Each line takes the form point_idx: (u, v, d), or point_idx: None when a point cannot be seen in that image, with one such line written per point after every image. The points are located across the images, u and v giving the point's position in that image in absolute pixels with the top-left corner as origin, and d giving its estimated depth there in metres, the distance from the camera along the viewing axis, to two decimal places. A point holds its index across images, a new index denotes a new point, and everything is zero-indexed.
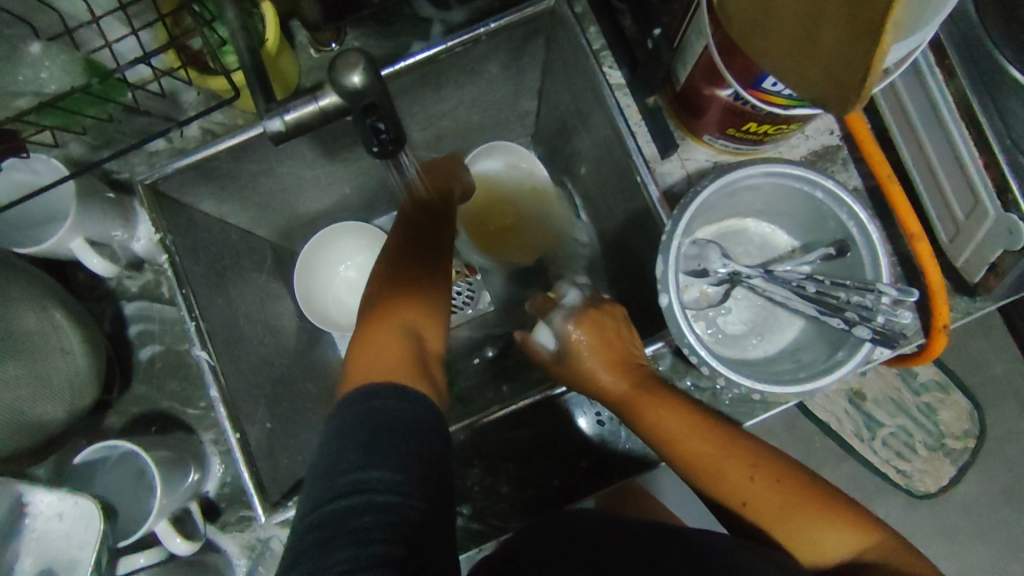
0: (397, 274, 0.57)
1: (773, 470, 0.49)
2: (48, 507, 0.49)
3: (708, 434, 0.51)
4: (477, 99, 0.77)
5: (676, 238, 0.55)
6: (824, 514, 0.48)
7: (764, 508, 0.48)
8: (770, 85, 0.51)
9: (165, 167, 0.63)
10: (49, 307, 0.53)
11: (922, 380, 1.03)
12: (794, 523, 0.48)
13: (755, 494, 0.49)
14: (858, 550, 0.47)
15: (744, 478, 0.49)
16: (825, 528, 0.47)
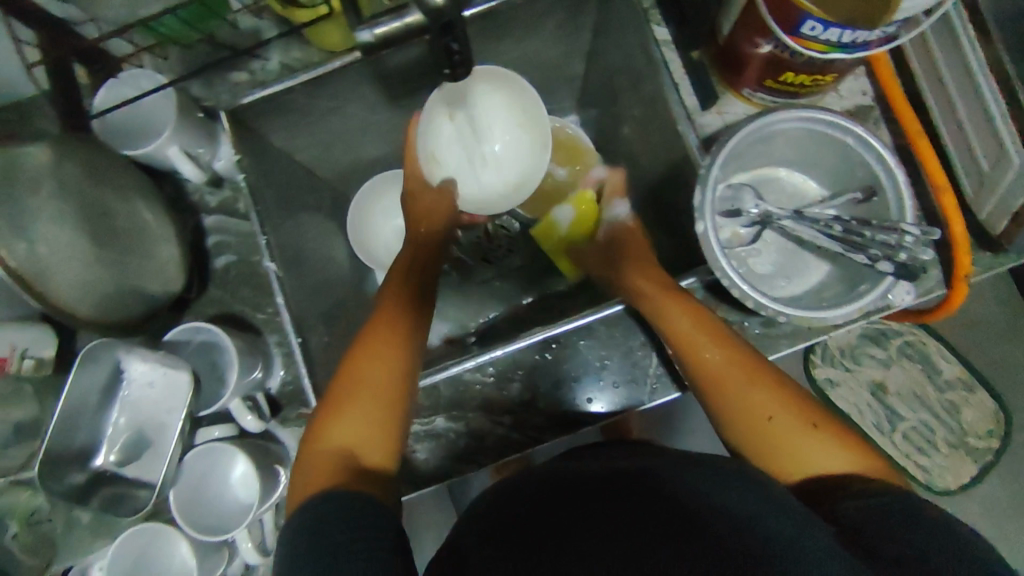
0: (354, 362, 0.55)
1: (778, 384, 0.53)
2: (141, 376, 0.58)
3: (719, 342, 0.56)
4: (531, 56, 0.83)
5: (713, 173, 0.60)
6: (818, 430, 0.50)
7: (766, 413, 0.51)
8: (807, 30, 0.54)
9: (242, 97, 0.69)
10: (141, 203, 0.58)
11: (947, 377, 1.03)
12: (790, 435, 0.50)
13: (756, 403, 0.52)
14: (848, 467, 0.48)
15: (753, 386, 0.53)
16: (815, 443, 0.49)
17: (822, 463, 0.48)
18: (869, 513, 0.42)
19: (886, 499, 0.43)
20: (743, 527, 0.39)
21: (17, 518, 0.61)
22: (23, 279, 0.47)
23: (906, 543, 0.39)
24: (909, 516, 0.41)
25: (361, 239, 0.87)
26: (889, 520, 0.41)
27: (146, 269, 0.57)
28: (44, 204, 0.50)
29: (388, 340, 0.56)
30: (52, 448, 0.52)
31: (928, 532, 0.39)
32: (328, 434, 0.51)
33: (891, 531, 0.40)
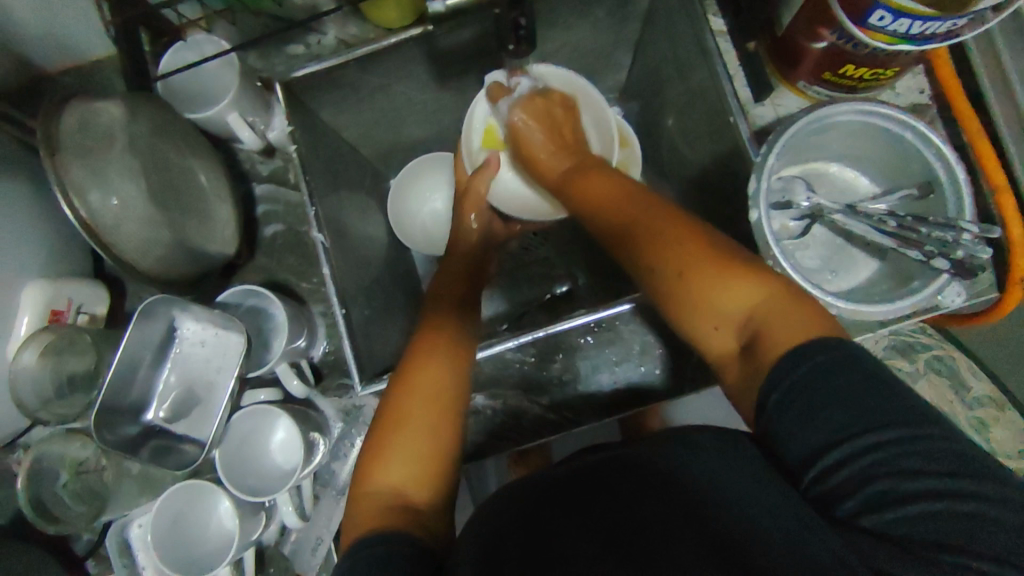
0: (398, 397, 0.51)
1: (696, 241, 0.47)
2: (193, 335, 0.61)
3: (636, 204, 0.52)
4: (581, 43, 0.82)
5: (771, 160, 0.59)
6: (734, 277, 0.44)
7: (679, 273, 0.46)
8: (876, 20, 0.54)
9: (292, 71, 0.68)
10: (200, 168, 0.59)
11: (975, 394, 0.82)
12: (693, 283, 0.45)
13: (671, 265, 0.47)
14: (751, 310, 0.43)
15: (670, 247, 0.47)
16: (727, 295, 0.44)
17: (738, 316, 0.44)
18: (793, 421, 0.38)
19: (807, 372, 0.38)
20: (742, 510, 0.38)
21: (66, 467, 0.65)
22: (91, 228, 0.49)
23: (833, 437, 0.36)
24: (835, 393, 0.36)
25: (400, 213, 0.88)
26: (803, 407, 0.37)
27: (204, 230, 0.59)
28: (116, 160, 0.52)
29: (435, 376, 0.52)
30: (108, 398, 0.55)
31: (851, 410, 0.36)
32: (377, 475, 0.47)
33: (823, 417, 0.37)
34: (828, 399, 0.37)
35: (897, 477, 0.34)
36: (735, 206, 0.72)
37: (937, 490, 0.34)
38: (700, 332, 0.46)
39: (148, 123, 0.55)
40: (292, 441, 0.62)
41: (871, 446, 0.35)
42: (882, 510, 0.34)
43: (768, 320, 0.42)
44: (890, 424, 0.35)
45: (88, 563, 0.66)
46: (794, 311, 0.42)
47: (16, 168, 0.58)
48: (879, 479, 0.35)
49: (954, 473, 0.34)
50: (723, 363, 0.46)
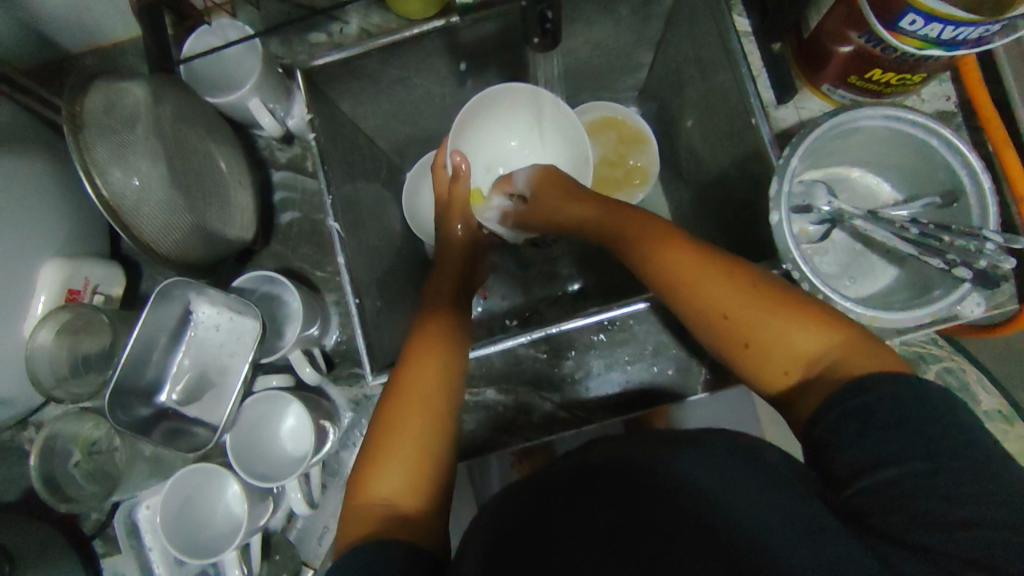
0: (389, 408, 0.51)
1: (751, 283, 0.48)
2: (208, 320, 0.62)
3: (675, 245, 0.52)
4: (603, 41, 0.81)
5: (793, 164, 0.59)
6: (795, 317, 0.46)
7: (736, 316, 0.47)
8: (906, 25, 0.53)
9: (312, 60, 0.67)
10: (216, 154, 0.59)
11: (984, 408, 0.79)
12: (760, 324, 0.46)
13: (726, 306, 0.48)
14: (830, 351, 0.43)
15: (721, 289, 0.49)
16: (799, 335, 0.45)
17: (803, 353, 0.44)
18: (833, 439, 0.39)
19: (857, 403, 0.39)
20: (749, 520, 0.37)
21: (79, 446, 0.66)
22: (112, 208, 0.50)
23: (869, 458, 0.37)
24: (887, 419, 0.37)
25: (414, 206, 0.89)
26: (846, 433, 0.38)
27: (224, 214, 0.60)
28: (140, 142, 0.52)
29: (426, 386, 0.52)
30: (122, 379, 0.56)
31: (891, 437, 0.37)
32: (372, 482, 0.47)
33: (870, 444, 0.37)
34: (875, 424, 0.38)
35: (926, 497, 0.34)
36: (754, 209, 0.71)
37: (965, 514, 0.33)
38: (764, 376, 0.46)
39: (172, 107, 0.56)
40: (303, 428, 0.62)
41: (905, 469, 0.35)
42: (907, 525, 0.34)
43: (839, 357, 0.43)
44: (929, 450, 0.35)
45: (94, 543, 0.66)
46: (857, 348, 0.43)
47: (39, 147, 0.58)
48: (910, 497, 0.35)
49: (991, 499, 0.33)
50: (783, 400, 0.46)
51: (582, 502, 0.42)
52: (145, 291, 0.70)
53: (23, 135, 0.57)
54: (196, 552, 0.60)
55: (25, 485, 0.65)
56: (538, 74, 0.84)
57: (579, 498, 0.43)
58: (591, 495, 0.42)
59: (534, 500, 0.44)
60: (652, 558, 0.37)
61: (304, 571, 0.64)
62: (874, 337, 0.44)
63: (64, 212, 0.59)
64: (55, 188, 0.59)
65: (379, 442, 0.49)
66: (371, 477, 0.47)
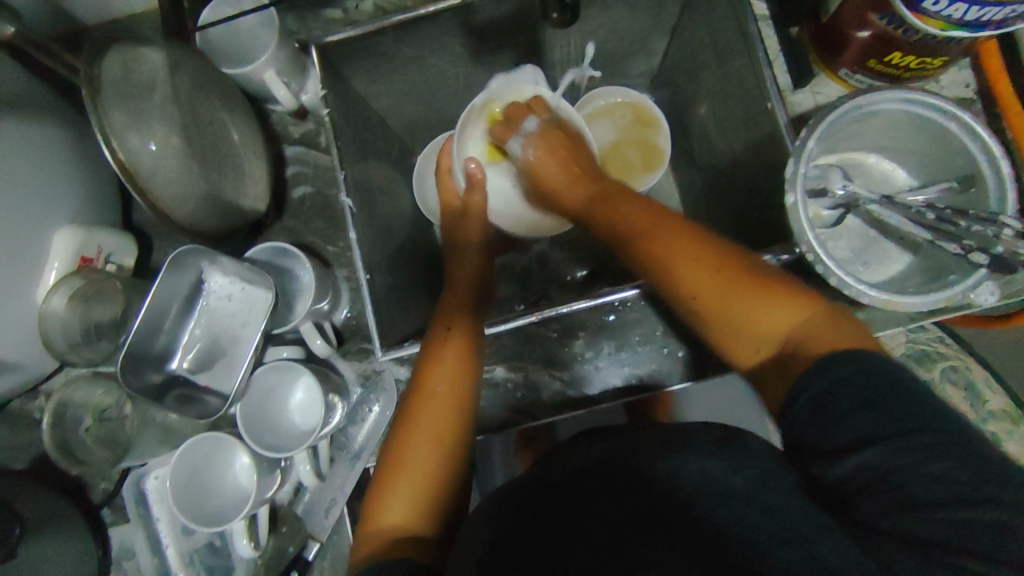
0: (404, 436, 0.51)
1: (728, 267, 0.48)
2: (220, 289, 0.62)
3: (663, 226, 0.52)
4: (618, 24, 0.79)
5: (810, 145, 0.58)
6: (768, 297, 0.45)
7: (703, 293, 0.48)
8: (929, 6, 0.53)
9: (325, 36, 0.67)
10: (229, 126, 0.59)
11: (990, 407, 0.79)
12: (729, 300, 0.47)
13: (694, 285, 0.48)
14: (793, 330, 0.44)
15: (688, 267, 0.49)
16: (765, 315, 0.45)
17: (773, 333, 0.45)
18: (810, 432, 0.39)
19: (827, 389, 0.39)
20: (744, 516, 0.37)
21: (90, 412, 0.66)
22: (129, 172, 0.50)
23: (847, 445, 0.37)
24: (870, 405, 0.37)
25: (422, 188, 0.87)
26: (833, 420, 0.38)
27: (238, 184, 0.60)
28: (157, 108, 0.52)
29: (440, 412, 0.52)
30: (135, 346, 0.57)
31: (863, 421, 0.36)
32: (381, 509, 0.48)
33: (861, 430, 0.36)
34: (847, 410, 0.37)
35: (901, 479, 0.34)
36: (768, 193, 0.71)
37: (944, 496, 0.33)
38: (732, 344, 0.47)
39: (189, 75, 0.56)
40: (312, 401, 0.62)
41: (885, 455, 0.35)
42: (891, 511, 0.34)
43: (807, 335, 0.43)
44: (904, 431, 0.35)
45: (103, 511, 0.66)
46: (829, 328, 0.43)
47: (55, 114, 0.58)
48: (895, 480, 0.35)
49: (965, 478, 0.33)
50: (758, 376, 0.46)
51: (569, 490, 0.43)
52: (156, 262, 0.71)
53: (39, 101, 0.57)
54: (205, 520, 0.61)
55: (36, 451, 0.66)
56: (552, 56, 0.83)
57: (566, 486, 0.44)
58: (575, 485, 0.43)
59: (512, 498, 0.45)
60: (643, 552, 0.37)
61: (310, 544, 0.64)
62: (844, 316, 0.44)
63: (79, 180, 0.59)
64: (71, 155, 0.59)
65: (391, 467, 0.50)
66: (383, 503, 0.48)
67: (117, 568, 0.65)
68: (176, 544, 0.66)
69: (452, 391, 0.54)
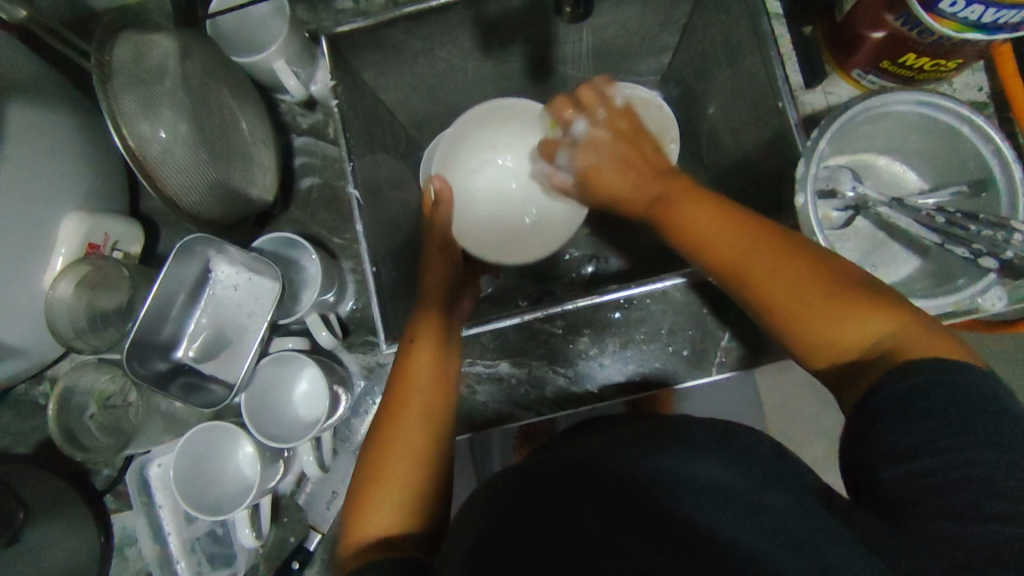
0: (386, 440, 0.51)
1: (804, 268, 0.45)
2: (226, 278, 0.63)
3: (712, 219, 0.49)
4: (630, 21, 0.79)
5: (822, 144, 0.58)
6: (853, 302, 0.43)
7: (792, 306, 0.44)
8: (946, 7, 0.52)
9: (335, 28, 0.66)
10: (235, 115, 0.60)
11: None
12: (818, 312, 0.43)
13: (766, 284, 0.45)
14: (887, 336, 0.41)
15: (775, 275, 0.45)
16: (852, 324, 0.42)
17: (858, 336, 0.42)
18: (876, 432, 0.37)
19: (895, 388, 0.37)
20: (743, 520, 0.37)
21: (95, 400, 0.66)
22: (139, 159, 0.50)
23: (905, 448, 0.35)
24: (923, 418, 0.35)
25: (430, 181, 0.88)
26: (886, 423, 0.37)
27: (247, 172, 0.61)
28: (167, 93, 0.53)
29: (420, 418, 0.52)
30: (141, 333, 0.57)
31: (932, 429, 0.35)
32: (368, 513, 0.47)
33: (905, 432, 0.36)
34: (913, 411, 0.36)
35: (970, 496, 0.33)
36: (777, 195, 0.71)
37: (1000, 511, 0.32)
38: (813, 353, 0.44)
39: (200, 62, 0.57)
40: (315, 393, 0.63)
41: (953, 461, 0.34)
42: (939, 517, 0.33)
43: (897, 343, 0.41)
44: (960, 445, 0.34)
45: (106, 498, 0.66)
46: (920, 334, 0.40)
47: (64, 99, 0.58)
48: (943, 485, 0.34)
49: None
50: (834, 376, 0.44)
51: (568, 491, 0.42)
52: (163, 251, 0.71)
53: (49, 86, 0.57)
54: (207, 507, 0.61)
55: (40, 437, 0.66)
56: (562, 51, 0.82)
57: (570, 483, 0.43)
58: (575, 480, 0.43)
59: (527, 491, 0.44)
60: (641, 552, 0.37)
61: (311, 535, 0.65)
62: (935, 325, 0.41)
63: (87, 166, 0.59)
64: (80, 142, 0.59)
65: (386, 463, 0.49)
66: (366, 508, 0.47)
67: (119, 554, 0.66)
68: (178, 532, 0.66)
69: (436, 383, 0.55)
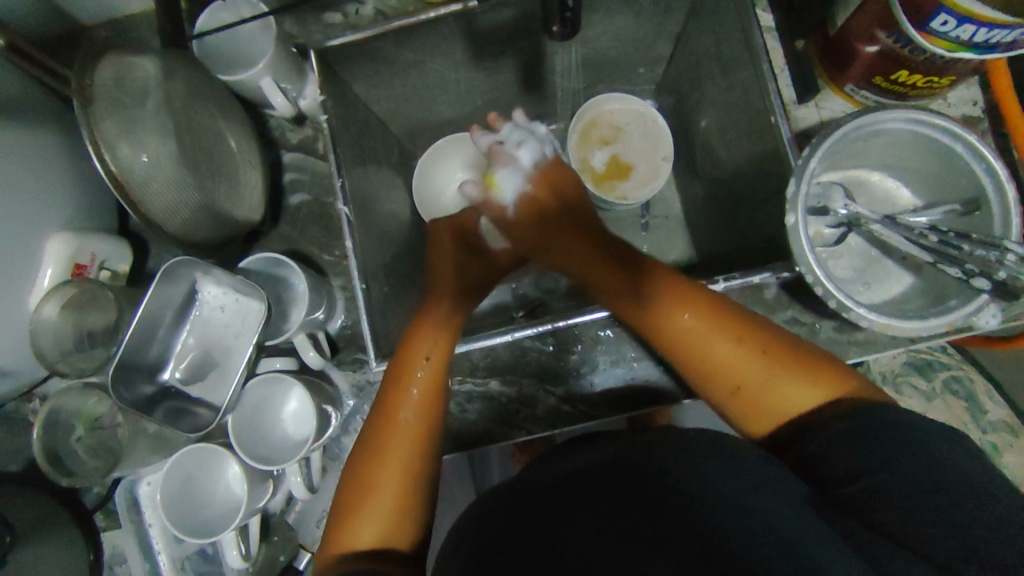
0: (376, 457, 0.51)
1: (746, 333, 0.51)
2: (214, 300, 0.63)
3: None
4: (623, 32, 0.78)
5: (812, 164, 0.57)
6: (794, 368, 0.48)
7: (735, 373, 0.50)
8: (938, 25, 0.52)
9: (324, 43, 0.66)
10: (222, 134, 0.60)
11: (991, 418, 0.79)
12: (760, 382, 0.49)
13: (707, 357, 0.51)
14: (820, 396, 0.47)
15: (718, 343, 0.51)
16: (790, 383, 0.48)
17: (793, 406, 0.47)
18: (824, 455, 0.41)
19: (856, 423, 0.41)
20: (729, 519, 0.37)
21: (82, 421, 0.66)
22: (120, 183, 0.51)
23: (852, 470, 0.39)
24: (884, 445, 0.39)
25: (425, 178, 0.86)
26: (847, 443, 0.40)
27: (232, 194, 0.60)
28: (150, 117, 0.53)
29: (420, 429, 0.52)
30: (126, 356, 0.57)
31: (881, 450, 0.38)
32: (356, 528, 0.48)
33: (861, 457, 0.39)
34: (857, 438, 0.40)
35: (934, 503, 0.35)
36: (770, 210, 0.70)
37: (963, 512, 0.34)
38: (758, 421, 0.49)
39: (183, 83, 0.56)
40: (304, 411, 0.63)
41: (908, 474, 0.37)
42: (904, 520, 0.35)
43: (832, 402, 0.46)
44: (909, 459, 0.37)
45: (95, 517, 0.67)
46: (847, 397, 0.46)
47: (52, 120, 0.58)
48: (910, 497, 0.36)
49: (982, 509, 0.34)
50: (782, 451, 0.47)
51: (561, 499, 0.44)
52: (151, 268, 0.71)
53: (35, 107, 0.57)
54: (196, 530, 0.61)
55: (29, 456, 0.66)
56: (554, 62, 0.82)
57: (560, 491, 0.45)
58: (570, 489, 0.44)
59: (523, 503, 0.45)
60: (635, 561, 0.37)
61: (301, 554, 0.65)
62: (861, 385, 0.47)
63: (74, 186, 0.59)
64: (66, 161, 0.58)
65: (379, 465, 0.50)
66: (355, 522, 0.48)
67: (109, 573, 0.66)
68: (167, 551, 0.67)
69: (432, 401, 0.53)
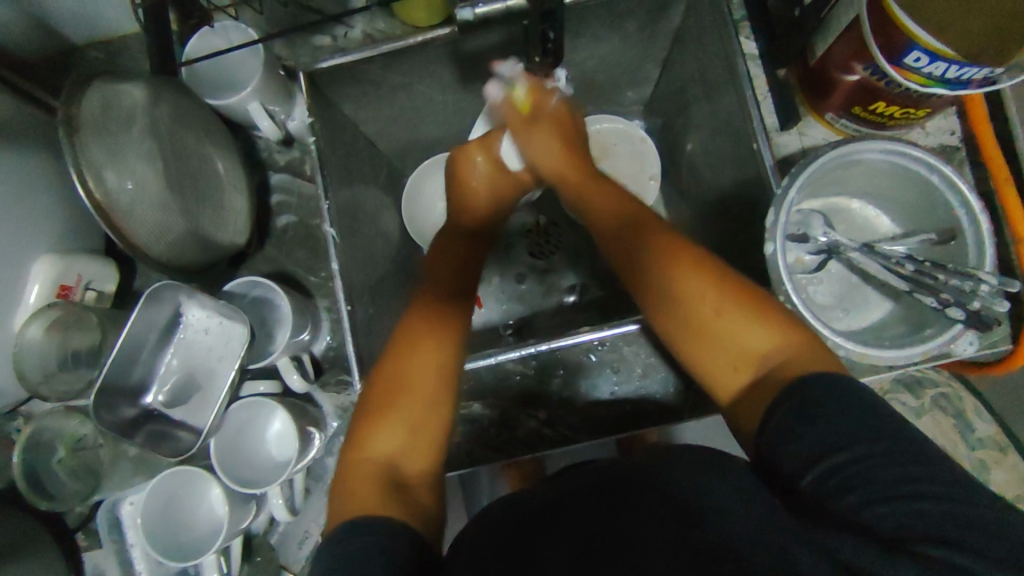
0: (378, 406, 0.50)
1: (716, 273, 0.50)
2: (198, 322, 0.63)
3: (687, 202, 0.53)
4: (609, 56, 0.79)
5: (790, 195, 0.58)
6: (757, 315, 0.47)
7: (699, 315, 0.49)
8: (911, 61, 0.53)
9: (312, 66, 0.67)
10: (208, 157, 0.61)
11: (979, 435, 0.79)
12: (724, 324, 0.48)
13: (687, 299, 0.50)
14: (780, 350, 0.45)
15: (691, 281, 0.50)
16: (752, 332, 0.47)
17: (752, 355, 0.46)
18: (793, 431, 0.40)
19: (828, 384, 0.40)
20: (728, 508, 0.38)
21: (64, 443, 0.66)
22: (105, 212, 0.50)
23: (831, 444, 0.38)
24: (864, 421, 0.38)
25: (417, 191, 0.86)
26: (824, 415, 0.39)
27: (216, 218, 0.61)
28: (135, 143, 0.53)
29: (427, 373, 0.51)
30: (108, 381, 0.57)
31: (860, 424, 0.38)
32: (369, 443, 0.48)
33: (840, 421, 0.38)
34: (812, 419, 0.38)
35: (914, 488, 0.35)
36: (752, 236, 0.71)
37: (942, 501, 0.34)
38: (714, 372, 0.48)
39: (169, 108, 0.57)
40: (287, 433, 0.63)
41: (890, 456, 0.36)
42: (885, 504, 0.35)
43: (787, 358, 0.45)
44: (891, 442, 0.37)
45: (78, 536, 0.67)
46: (808, 357, 0.44)
47: (41, 144, 0.59)
48: (894, 479, 0.35)
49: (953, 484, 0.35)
50: (738, 406, 0.47)
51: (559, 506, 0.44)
52: (138, 288, 0.71)
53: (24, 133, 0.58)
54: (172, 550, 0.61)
55: None
56: None
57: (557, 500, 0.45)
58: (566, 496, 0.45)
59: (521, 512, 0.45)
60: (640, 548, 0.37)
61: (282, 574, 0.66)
62: (819, 342, 0.45)
63: (61, 209, 0.60)
64: (53, 186, 0.59)
65: (387, 407, 0.50)
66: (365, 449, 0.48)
67: None
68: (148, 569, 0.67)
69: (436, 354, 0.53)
